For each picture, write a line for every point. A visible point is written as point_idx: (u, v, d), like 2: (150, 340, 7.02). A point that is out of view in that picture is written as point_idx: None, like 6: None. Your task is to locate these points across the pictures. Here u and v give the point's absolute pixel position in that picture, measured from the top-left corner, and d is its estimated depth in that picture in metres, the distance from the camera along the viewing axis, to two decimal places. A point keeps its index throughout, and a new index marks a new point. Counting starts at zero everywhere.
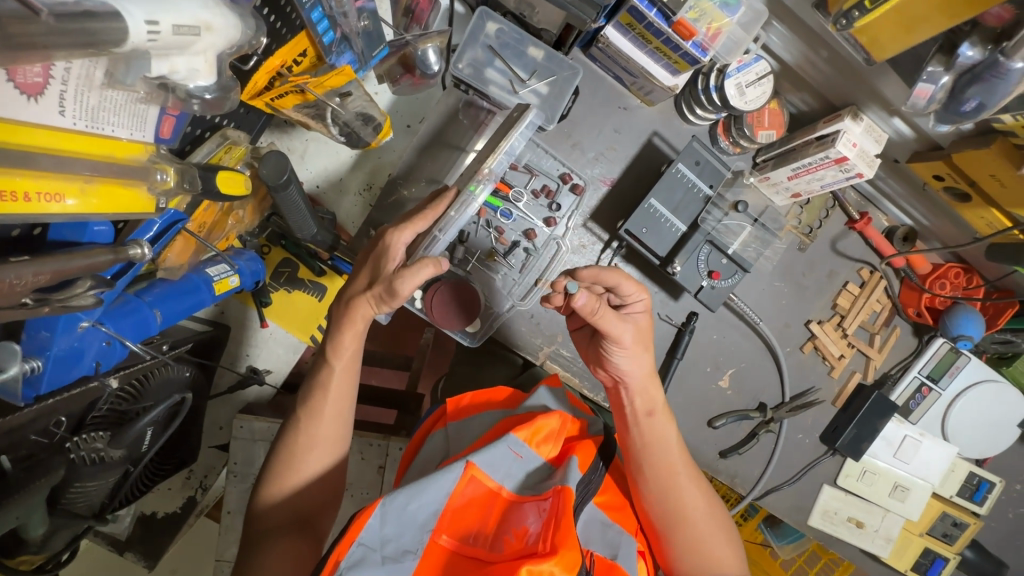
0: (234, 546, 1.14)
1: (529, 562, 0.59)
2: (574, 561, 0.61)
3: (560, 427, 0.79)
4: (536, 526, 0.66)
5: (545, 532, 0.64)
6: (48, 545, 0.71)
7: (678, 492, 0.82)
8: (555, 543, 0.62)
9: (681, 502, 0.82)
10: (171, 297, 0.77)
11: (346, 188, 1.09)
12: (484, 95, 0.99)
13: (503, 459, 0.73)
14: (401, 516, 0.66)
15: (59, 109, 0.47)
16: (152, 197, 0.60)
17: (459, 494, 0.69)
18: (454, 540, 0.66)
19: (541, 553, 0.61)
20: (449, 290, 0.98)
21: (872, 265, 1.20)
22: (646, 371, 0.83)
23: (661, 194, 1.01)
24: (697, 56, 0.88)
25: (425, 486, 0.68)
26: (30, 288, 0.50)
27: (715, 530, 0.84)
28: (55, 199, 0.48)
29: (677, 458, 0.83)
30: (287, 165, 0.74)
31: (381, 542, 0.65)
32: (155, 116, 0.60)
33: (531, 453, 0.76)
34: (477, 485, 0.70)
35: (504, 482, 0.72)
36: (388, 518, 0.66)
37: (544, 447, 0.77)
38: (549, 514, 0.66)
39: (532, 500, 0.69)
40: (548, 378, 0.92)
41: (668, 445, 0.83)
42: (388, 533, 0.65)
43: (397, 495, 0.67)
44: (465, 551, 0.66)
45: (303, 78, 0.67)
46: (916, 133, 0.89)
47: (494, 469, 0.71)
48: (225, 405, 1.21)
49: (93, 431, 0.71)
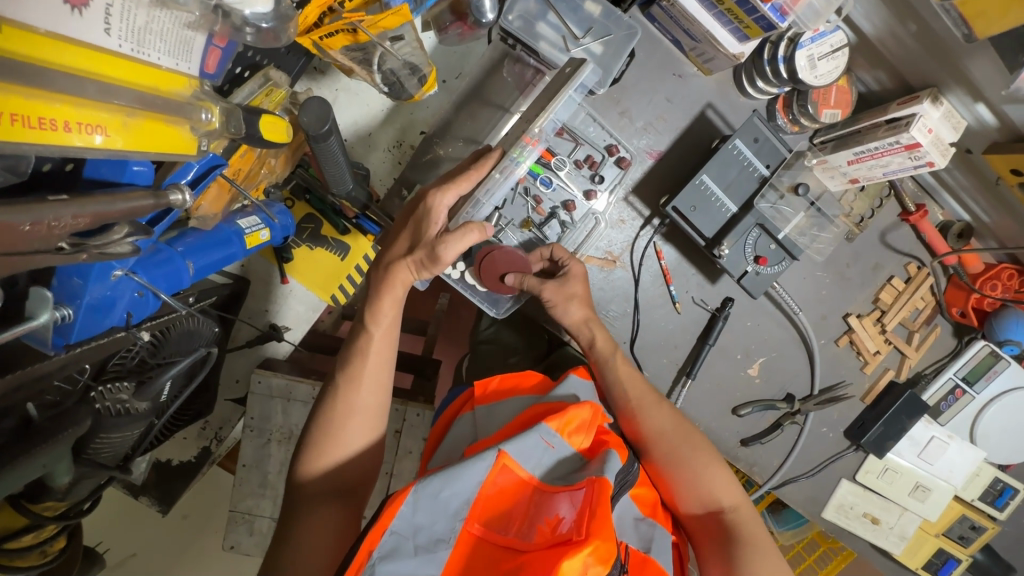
0: (249, 498, 1.14)
1: (565, 555, 0.56)
2: (608, 552, 0.57)
3: (592, 417, 0.75)
4: (570, 515, 0.63)
5: (580, 521, 0.61)
6: (73, 493, 0.69)
7: (639, 414, 0.87)
8: (590, 532, 0.58)
9: (642, 424, 0.87)
10: (203, 248, 0.73)
11: (376, 144, 1.03)
12: (532, 51, 0.92)
13: (535, 448, 0.70)
14: (433, 503, 0.64)
15: (104, 27, 0.41)
16: (195, 137, 0.57)
17: (490, 483, 0.66)
18: (485, 529, 0.63)
19: (576, 541, 0.58)
20: (504, 256, 0.93)
21: (921, 261, 1.15)
22: (581, 314, 0.96)
23: (715, 171, 0.96)
24: (773, 21, 0.80)
25: (457, 473, 0.65)
26: (69, 231, 0.46)
27: (689, 450, 0.84)
28: (98, 131, 0.44)
29: (635, 387, 0.89)
30: (329, 114, 0.69)
31: (414, 530, 0.62)
32: (201, 45, 0.54)
33: (563, 444, 0.72)
34: (509, 474, 0.67)
35: (535, 471, 0.69)
36: (421, 506, 0.64)
37: (576, 437, 0.74)
38: (582, 504, 0.63)
39: (565, 491, 0.66)
40: (578, 367, 0.88)
41: (620, 373, 0.91)
42: (421, 521, 0.63)
43: (430, 482, 0.64)
44: (496, 540, 0.63)
45: (358, 15, 0.61)
46: (1000, 121, 0.82)
47: (526, 458, 0.68)
48: (243, 359, 1.18)
49: (115, 381, 0.70)
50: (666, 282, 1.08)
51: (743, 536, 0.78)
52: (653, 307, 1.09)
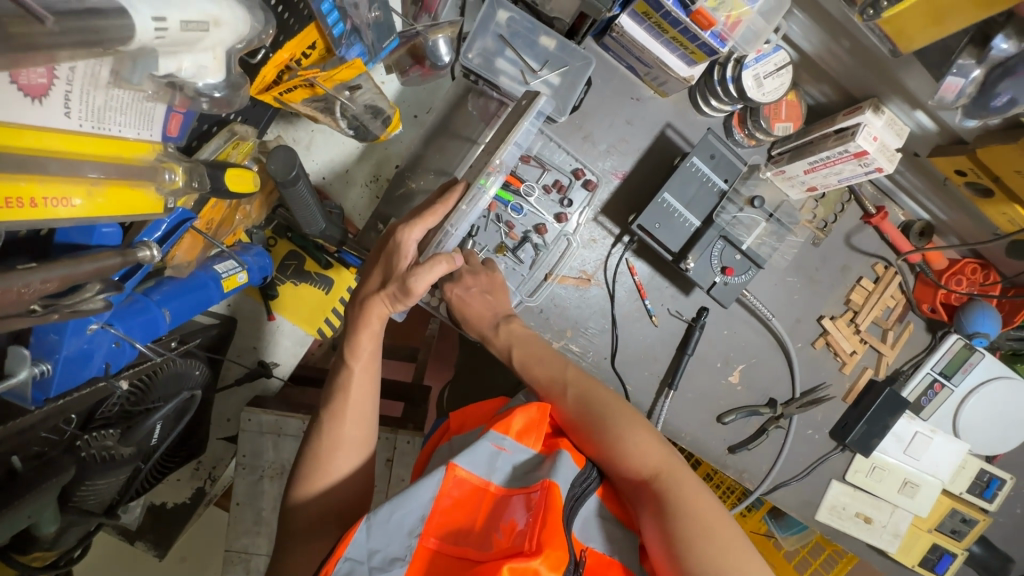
0: (243, 537, 1.14)
1: (512, 560, 0.57)
2: (560, 560, 0.59)
3: (540, 417, 0.79)
4: (523, 521, 0.64)
5: (532, 529, 0.62)
6: (61, 541, 0.69)
7: (556, 404, 0.84)
8: (540, 542, 0.59)
9: (560, 411, 0.83)
10: (178, 295, 0.76)
11: (352, 180, 1.06)
12: (493, 86, 0.98)
13: (485, 456, 0.72)
14: (387, 527, 0.65)
15: (64, 110, 0.46)
16: (160, 198, 0.60)
17: (444, 495, 0.68)
18: (440, 541, 0.64)
19: (527, 551, 0.59)
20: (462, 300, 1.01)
21: (887, 261, 1.18)
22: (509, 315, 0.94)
23: (675, 188, 1.00)
24: (715, 47, 0.85)
25: (408, 494, 0.67)
26: (38, 295, 0.49)
27: (604, 421, 0.79)
28: (64, 202, 0.47)
29: (550, 378, 0.87)
30: (296, 160, 0.73)
31: (369, 554, 0.63)
32: (163, 113, 0.58)
33: (515, 446, 0.75)
34: (462, 484, 0.69)
35: (491, 477, 0.71)
36: (375, 530, 0.65)
37: (527, 440, 0.77)
38: (537, 509, 0.64)
39: (520, 494, 0.68)
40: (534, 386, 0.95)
41: (536, 367, 0.89)
42: (375, 544, 0.64)
43: (381, 508, 0.66)
44: (451, 551, 0.63)
45: (313, 72, 0.65)
46: (939, 126, 0.86)
47: (476, 466, 0.71)
48: (233, 398, 1.20)
49: (101, 428, 0.72)
50: (641, 297, 1.11)
51: (672, 497, 0.71)
52: (631, 321, 1.12)
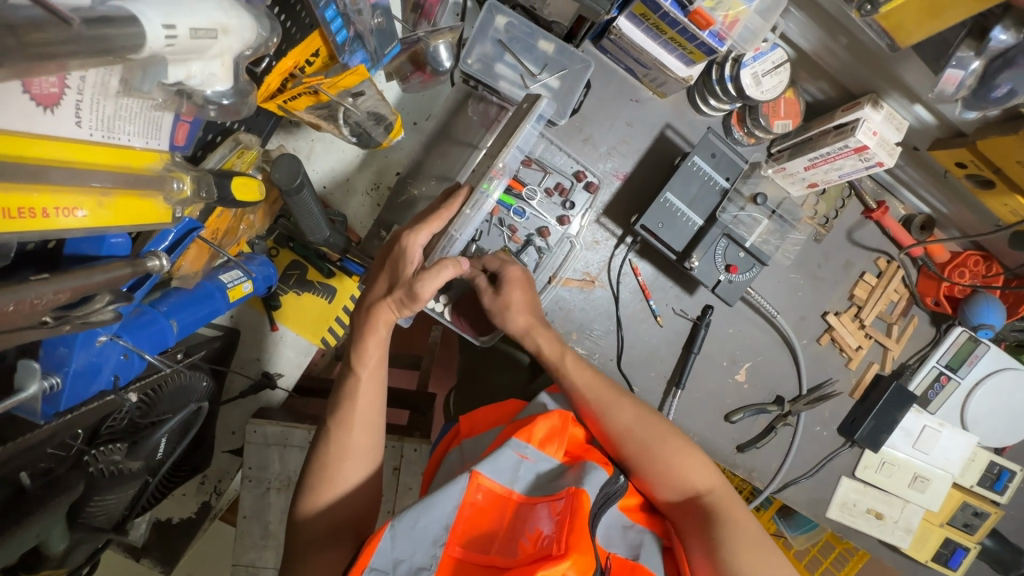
0: (251, 551, 1.13)
1: (542, 567, 0.57)
2: (588, 564, 0.59)
3: (561, 424, 0.79)
4: (548, 527, 0.64)
5: (558, 534, 0.62)
6: (70, 559, 0.69)
7: (603, 415, 0.83)
8: (568, 546, 0.60)
9: (608, 422, 0.83)
10: (185, 307, 0.75)
11: (353, 189, 1.06)
12: (493, 90, 0.98)
13: (508, 463, 0.72)
14: (411, 535, 0.64)
15: (75, 120, 0.47)
16: (168, 207, 0.59)
17: (467, 503, 0.67)
18: (466, 549, 0.64)
19: (555, 555, 0.59)
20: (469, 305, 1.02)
21: (889, 255, 1.19)
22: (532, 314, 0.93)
23: (677, 188, 1.00)
24: (713, 46, 0.85)
25: (431, 502, 0.66)
26: (49, 307, 0.48)
27: (659, 438, 0.81)
28: (70, 213, 0.46)
29: (596, 387, 0.85)
30: (300, 168, 0.72)
31: (394, 565, 0.63)
32: (170, 122, 0.59)
33: (537, 454, 0.75)
34: (486, 490, 0.69)
35: (513, 485, 0.70)
36: (399, 539, 0.65)
37: (549, 448, 0.76)
38: (562, 514, 0.64)
39: (545, 501, 0.67)
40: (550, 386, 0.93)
41: (580, 375, 0.87)
42: (400, 554, 0.64)
43: (404, 516, 0.65)
44: (478, 559, 0.63)
45: (317, 78, 0.65)
46: (938, 120, 0.87)
47: (500, 474, 0.70)
48: (237, 410, 1.19)
49: (109, 442, 0.71)
50: (645, 298, 1.11)
51: (724, 517, 0.75)
52: (636, 322, 1.12)
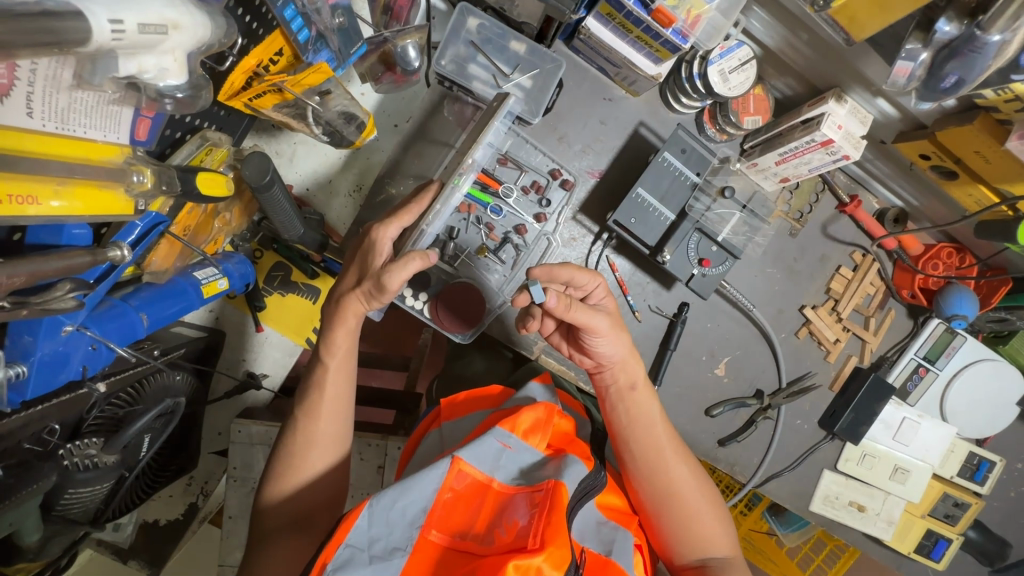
0: (236, 551, 1.14)
1: (516, 558, 0.58)
2: (563, 558, 0.60)
3: (547, 416, 0.78)
4: (525, 519, 0.65)
5: (534, 526, 0.63)
6: (45, 552, 0.73)
7: (664, 469, 0.84)
8: (544, 539, 0.61)
9: (668, 476, 0.84)
10: (156, 301, 0.79)
11: (336, 191, 1.08)
12: (467, 91, 1.00)
13: (490, 451, 0.72)
14: (388, 515, 0.66)
15: (26, 110, 0.49)
16: (130, 199, 0.62)
17: (446, 489, 0.68)
18: (445, 536, 0.65)
19: (530, 549, 0.60)
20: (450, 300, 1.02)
21: (864, 248, 1.20)
22: (626, 350, 0.84)
23: (649, 183, 1.02)
24: (677, 43, 0.88)
25: (409, 485, 0.67)
26: (4, 290, 0.50)
27: (703, 501, 0.85)
28: (31, 201, 0.50)
29: (667, 438, 0.85)
30: (270, 165, 0.74)
31: (369, 542, 0.64)
32: (130, 117, 0.62)
33: (520, 444, 0.75)
34: (465, 477, 0.69)
35: (495, 474, 0.71)
36: (376, 518, 0.66)
37: (532, 439, 0.76)
38: (539, 507, 0.65)
39: (523, 492, 0.68)
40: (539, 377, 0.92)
41: (651, 422, 0.86)
42: (377, 533, 0.65)
43: (383, 495, 0.67)
44: (455, 545, 0.64)
45: (280, 76, 0.67)
46: (900, 112, 0.89)
47: (481, 461, 0.71)
48: (223, 411, 1.20)
49: (88, 436, 0.72)
50: (623, 293, 1.12)
51: None
52: None
